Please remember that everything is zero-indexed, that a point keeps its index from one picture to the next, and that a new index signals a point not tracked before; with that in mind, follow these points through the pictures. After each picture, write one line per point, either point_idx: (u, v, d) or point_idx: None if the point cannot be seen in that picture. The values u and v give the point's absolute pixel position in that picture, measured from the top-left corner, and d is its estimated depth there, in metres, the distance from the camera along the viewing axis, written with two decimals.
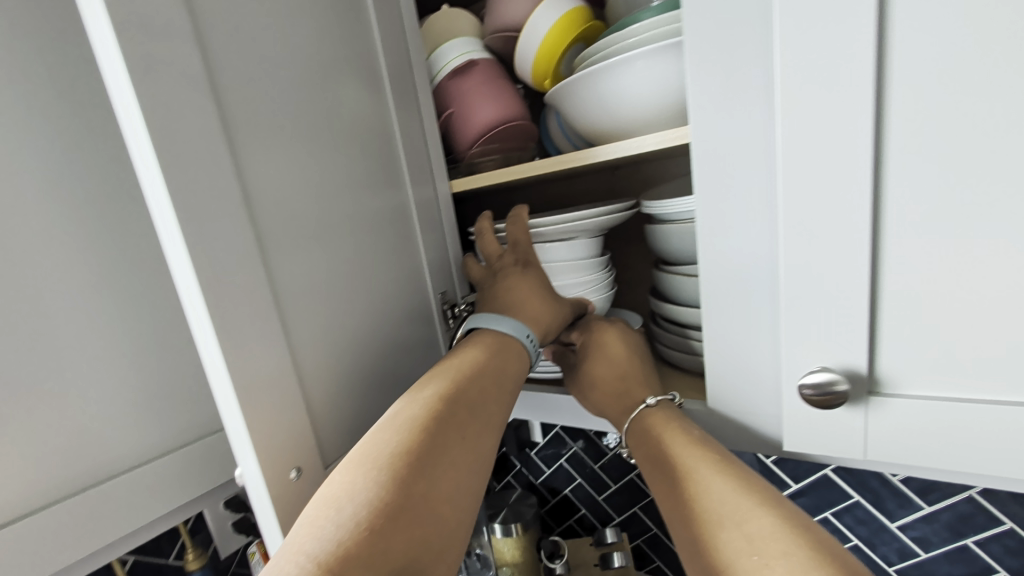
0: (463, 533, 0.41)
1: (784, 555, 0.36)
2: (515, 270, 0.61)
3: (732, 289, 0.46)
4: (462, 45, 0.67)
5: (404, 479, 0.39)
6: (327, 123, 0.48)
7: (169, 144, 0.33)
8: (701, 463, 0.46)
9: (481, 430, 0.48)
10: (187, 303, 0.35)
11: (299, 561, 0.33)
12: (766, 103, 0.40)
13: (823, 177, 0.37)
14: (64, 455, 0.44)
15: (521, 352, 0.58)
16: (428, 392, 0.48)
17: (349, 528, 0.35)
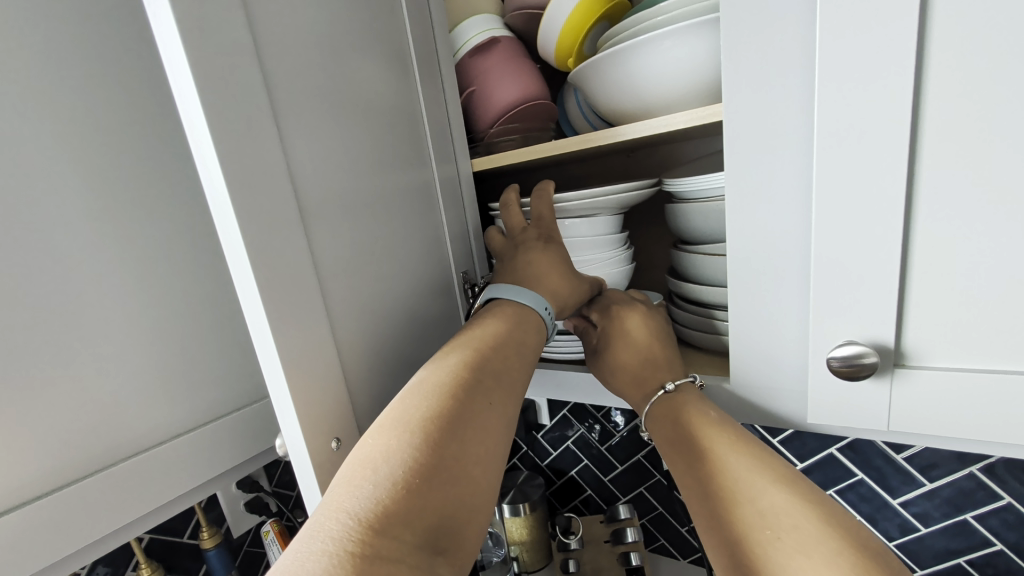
0: (492, 492, 0.43)
1: (794, 529, 0.37)
2: (536, 243, 0.62)
3: (760, 265, 0.47)
4: (483, 22, 0.66)
5: (436, 441, 0.40)
6: (359, 97, 0.48)
7: (219, 110, 0.33)
8: (716, 436, 0.46)
9: (504, 397, 0.49)
10: (235, 272, 0.35)
11: (341, 519, 0.34)
12: (803, 80, 0.40)
13: (861, 152, 0.38)
14: (98, 428, 0.45)
15: (540, 324, 0.58)
16: (452, 360, 0.48)
17: (387, 488, 0.36)
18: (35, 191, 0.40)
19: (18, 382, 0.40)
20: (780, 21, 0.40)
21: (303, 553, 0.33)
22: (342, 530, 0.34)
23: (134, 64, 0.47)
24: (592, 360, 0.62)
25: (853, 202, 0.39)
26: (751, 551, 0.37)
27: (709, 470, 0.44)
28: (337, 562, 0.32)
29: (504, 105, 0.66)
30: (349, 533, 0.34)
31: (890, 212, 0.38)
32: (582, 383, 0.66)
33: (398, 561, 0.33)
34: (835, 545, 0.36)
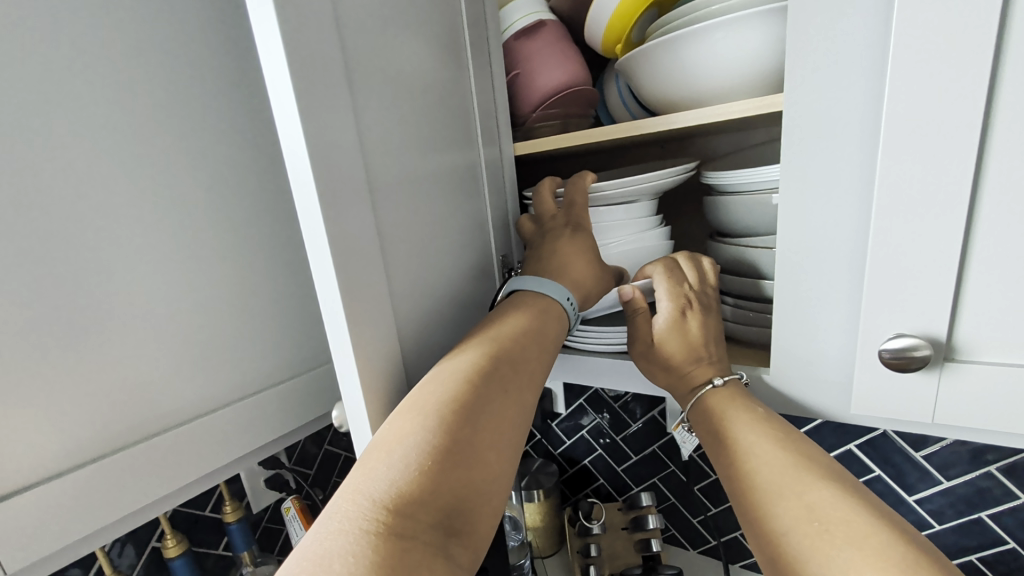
0: (510, 474, 0.43)
1: (844, 523, 0.37)
2: (563, 231, 0.61)
3: (807, 259, 0.47)
4: (527, 6, 0.65)
5: (453, 424, 0.40)
6: (421, 76, 0.48)
7: (302, 81, 0.33)
8: (757, 435, 0.46)
9: (524, 382, 0.48)
10: (310, 242, 0.36)
11: (361, 501, 0.35)
12: (869, 76, 0.41)
13: (927, 147, 0.38)
14: (152, 391, 0.46)
15: (561, 316, 0.57)
16: (470, 346, 0.48)
17: (403, 471, 0.37)
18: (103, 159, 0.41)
19: (81, 342, 0.41)
20: (850, 16, 0.40)
21: (324, 532, 0.34)
22: (359, 510, 0.34)
23: (198, 35, 0.48)
24: (635, 346, 0.58)
25: (913, 199, 0.40)
26: (794, 542, 0.37)
27: (754, 467, 0.44)
28: (356, 540, 0.33)
29: (549, 90, 0.65)
30: (366, 514, 0.34)
31: (950, 208, 0.39)
32: (614, 370, 0.65)
33: (413, 540, 0.34)
34: (885, 535, 0.35)
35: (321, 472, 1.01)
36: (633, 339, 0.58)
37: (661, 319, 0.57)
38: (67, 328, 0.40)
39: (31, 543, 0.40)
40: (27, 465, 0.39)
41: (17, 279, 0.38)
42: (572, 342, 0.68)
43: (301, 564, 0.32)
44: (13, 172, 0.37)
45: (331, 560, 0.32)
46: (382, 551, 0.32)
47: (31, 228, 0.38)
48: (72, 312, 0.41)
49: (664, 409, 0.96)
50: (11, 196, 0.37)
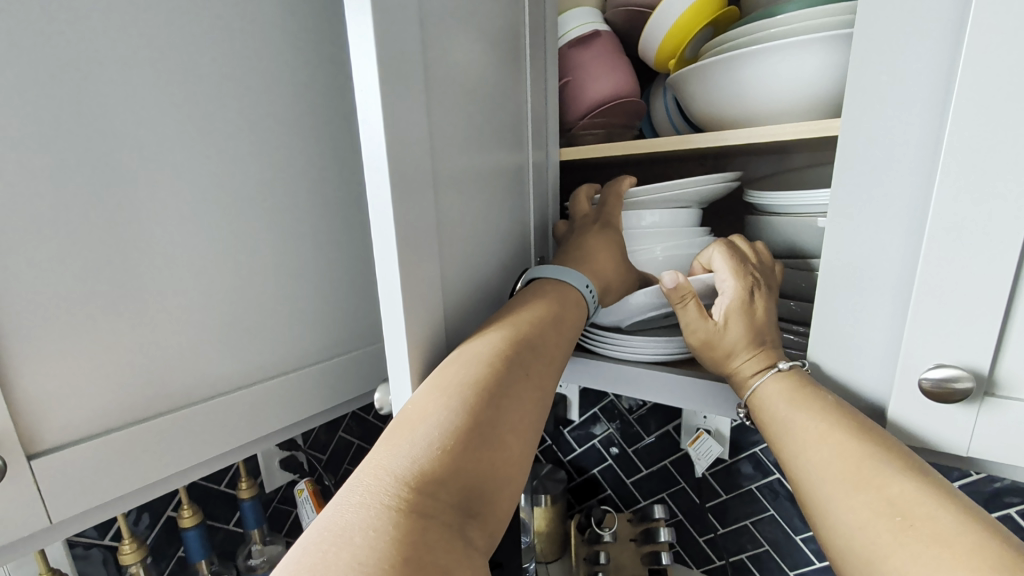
0: (528, 461, 0.41)
1: (930, 517, 0.34)
2: (591, 227, 0.62)
3: (851, 281, 0.45)
4: (582, 16, 0.67)
5: (474, 407, 0.39)
6: (485, 74, 0.50)
7: (386, 75, 0.35)
8: (817, 423, 0.42)
9: (544, 371, 0.47)
10: (376, 228, 0.38)
11: (382, 476, 0.33)
12: (937, 90, 0.38)
13: (996, 171, 0.36)
14: (199, 362, 0.47)
15: (580, 302, 0.56)
16: (493, 331, 0.46)
17: (424, 449, 0.35)
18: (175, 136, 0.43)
19: (142, 309, 0.43)
20: (921, 28, 0.38)
21: (345, 505, 0.32)
22: (381, 485, 0.33)
23: (274, 22, 0.50)
24: (694, 330, 0.53)
25: (974, 223, 0.37)
26: (876, 540, 0.35)
27: (819, 459, 0.41)
28: (377, 514, 0.31)
29: (597, 99, 0.66)
30: (388, 489, 0.32)
31: (1010, 238, 0.36)
32: (641, 379, 0.64)
33: (433, 519, 0.32)
34: (973, 527, 0.32)
35: (333, 459, 1.02)
36: (690, 324, 0.53)
37: (726, 301, 0.52)
38: (130, 293, 0.42)
39: (78, 494, 0.41)
40: (82, 421, 0.41)
41: (92, 239, 0.40)
42: (600, 348, 0.68)
43: (322, 537, 0.30)
44: (98, 138, 0.39)
45: (353, 533, 0.30)
46: (404, 527, 0.30)
47: (108, 193, 0.40)
48: (137, 279, 0.43)
49: (680, 424, 0.96)
50: (95, 160, 0.39)
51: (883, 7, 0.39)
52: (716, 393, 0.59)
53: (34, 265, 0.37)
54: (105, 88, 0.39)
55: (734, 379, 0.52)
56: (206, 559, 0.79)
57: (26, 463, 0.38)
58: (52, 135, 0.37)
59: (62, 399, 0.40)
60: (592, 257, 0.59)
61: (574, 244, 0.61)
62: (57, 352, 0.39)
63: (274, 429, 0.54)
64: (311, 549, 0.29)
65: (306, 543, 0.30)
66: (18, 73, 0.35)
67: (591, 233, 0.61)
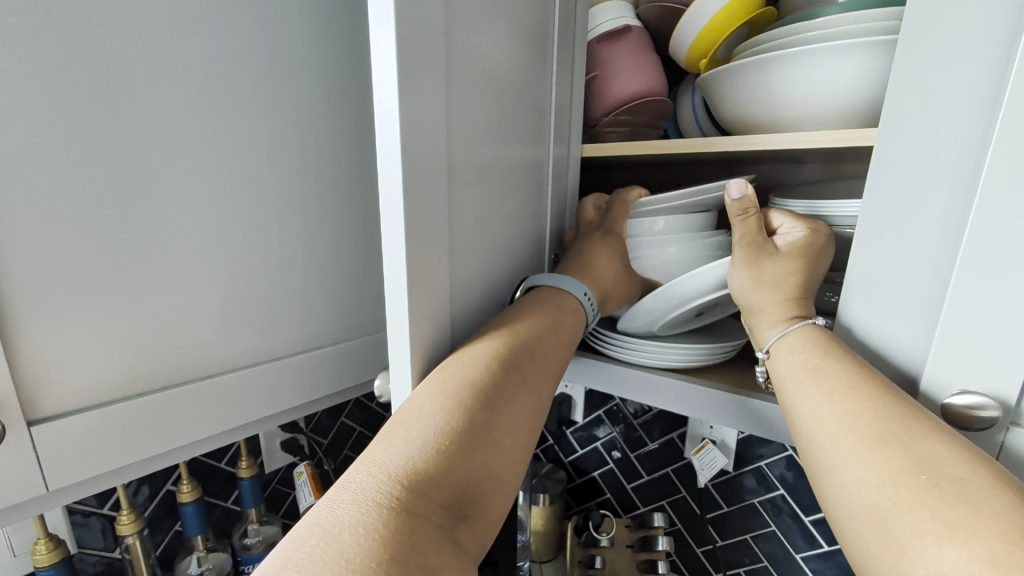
0: (521, 466, 0.40)
1: (961, 480, 0.30)
2: (593, 235, 0.61)
3: (882, 293, 0.43)
4: (613, 10, 0.65)
5: (471, 412, 0.38)
6: (509, 65, 0.48)
7: (405, 54, 0.33)
8: (844, 382, 0.39)
9: (541, 375, 0.46)
10: (387, 213, 0.36)
11: (377, 474, 0.32)
12: (981, 110, 0.36)
13: None
14: (200, 338, 0.47)
15: (578, 309, 0.55)
16: (491, 335, 0.45)
17: (420, 448, 0.34)
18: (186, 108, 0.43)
19: (145, 281, 0.42)
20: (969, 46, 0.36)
21: (336, 500, 0.31)
22: (374, 483, 0.32)
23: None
24: (742, 251, 0.50)
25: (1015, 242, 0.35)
26: (895, 496, 0.31)
27: (848, 410, 0.38)
28: (370, 511, 0.30)
29: (623, 96, 0.65)
30: (380, 486, 0.31)
31: None
32: (650, 384, 0.63)
33: (423, 517, 0.31)
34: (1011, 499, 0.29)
35: (334, 444, 1.02)
36: (739, 245, 0.50)
37: (785, 242, 0.51)
38: (134, 265, 0.42)
39: (75, 463, 0.41)
40: (79, 391, 0.40)
41: (101, 210, 0.39)
42: (608, 350, 0.67)
43: (311, 531, 0.29)
44: (111, 107, 0.39)
45: (342, 529, 0.29)
46: (396, 525, 0.30)
47: (119, 163, 0.40)
48: (141, 252, 0.42)
49: (685, 432, 0.94)
50: (106, 126, 0.39)
51: (929, 18, 0.38)
52: (727, 403, 0.58)
53: (42, 233, 0.37)
54: (123, 59, 0.39)
55: (759, 317, 0.51)
56: (202, 535, 0.79)
57: (24, 428, 0.38)
58: (66, 102, 0.36)
59: (62, 369, 0.39)
60: (592, 262, 0.58)
61: (577, 250, 0.60)
62: (60, 322, 0.39)
63: (274, 410, 0.54)
64: (300, 542, 0.28)
65: (295, 536, 0.29)
66: (35, 38, 0.35)
67: (595, 240, 0.60)
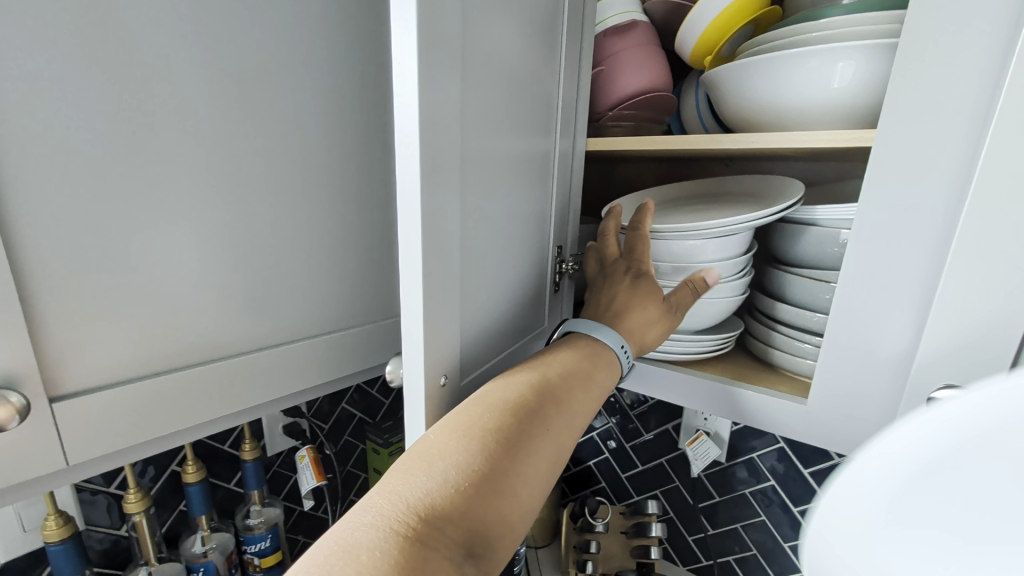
0: (535, 510, 0.40)
1: None
2: (624, 277, 0.59)
3: (873, 289, 0.48)
4: (621, 4, 0.66)
5: (493, 455, 0.37)
6: (521, 55, 0.49)
7: (424, 47, 0.34)
8: None
9: (568, 424, 0.45)
10: (404, 203, 0.38)
11: (396, 503, 0.33)
12: (972, 113, 0.41)
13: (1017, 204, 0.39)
14: (210, 321, 0.48)
15: (613, 362, 0.53)
16: (521, 376, 0.45)
17: (440, 485, 0.35)
18: (201, 93, 0.43)
19: (162, 262, 0.43)
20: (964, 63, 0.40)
21: (356, 521, 0.33)
22: (392, 510, 0.33)
23: None
24: None
25: (994, 248, 0.41)
26: None
27: None
28: (385, 537, 0.31)
29: (629, 92, 0.66)
30: (398, 514, 0.33)
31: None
32: (648, 375, 0.66)
33: (434, 550, 0.32)
34: None
35: (335, 429, 1.04)
36: None
37: None
38: (150, 248, 0.42)
39: (95, 440, 0.42)
40: (98, 370, 0.41)
41: (121, 190, 0.40)
42: None
43: (331, 547, 0.31)
44: (130, 91, 0.39)
45: (359, 551, 0.30)
46: (406, 556, 0.31)
47: (137, 147, 0.40)
48: (158, 236, 0.43)
49: (680, 424, 0.96)
50: (125, 110, 0.39)
51: (925, 38, 0.42)
52: (724, 395, 0.60)
53: (66, 211, 0.38)
54: (144, 39, 0.39)
55: None
56: (206, 515, 0.81)
57: (47, 405, 0.39)
58: (88, 84, 0.37)
59: (82, 345, 0.40)
60: (627, 308, 0.56)
61: (606, 296, 0.58)
62: (82, 299, 0.40)
63: (281, 393, 0.55)
64: (320, 559, 0.30)
65: (315, 552, 0.31)
66: (60, 16, 0.35)
67: (625, 283, 0.58)
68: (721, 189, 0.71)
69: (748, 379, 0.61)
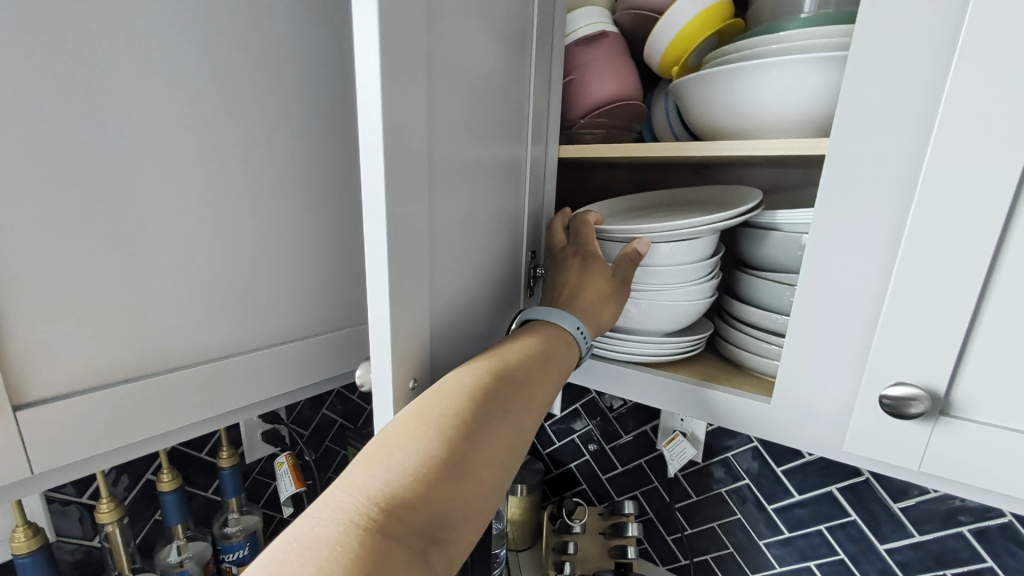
0: (497, 492, 0.41)
1: None
2: (572, 260, 0.61)
3: (831, 290, 0.49)
4: (591, 15, 0.67)
5: (451, 442, 0.38)
6: (490, 64, 0.50)
7: (387, 59, 0.35)
8: None
9: (526, 407, 0.46)
10: (369, 210, 0.38)
11: (356, 496, 0.34)
12: (920, 120, 0.43)
13: (959, 209, 0.41)
14: (180, 327, 0.48)
15: (571, 344, 0.55)
16: (477, 364, 0.46)
17: (399, 474, 0.35)
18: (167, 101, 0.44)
19: (129, 269, 0.44)
20: (908, 74, 0.42)
21: (317, 518, 0.33)
22: (352, 503, 0.33)
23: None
24: None
25: (938, 250, 0.42)
26: None
27: None
28: (345, 531, 0.32)
29: (600, 100, 0.67)
30: (358, 507, 0.33)
31: (967, 265, 0.41)
32: (620, 376, 0.67)
33: (397, 539, 0.33)
34: None
35: (316, 435, 1.04)
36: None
37: None
38: (116, 255, 0.43)
39: (61, 448, 0.42)
40: (64, 378, 0.41)
41: (86, 197, 0.40)
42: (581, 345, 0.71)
43: (291, 545, 0.31)
44: (97, 99, 0.40)
45: (320, 545, 0.31)
46: (368, 547, 0.31)
47: (104, 155, 0.41)
48: (125, 244, 0.43)
49: (658, 425, 0.98)
50: (91, 119, 0.40)
51: (873, 49, 0.43)
52: (692, 395, 0.61)
53: (31, 218, 0.38)
54: (111, 49, 0.40)
55: None
56: (182, 524, 0.80)
57: (11, 413, 0.39)
58: (53, 93, 0.37)
59: (52, 354, 0.40)
60: (578, 287, 0.58)
61: (558, 280, 0.60)
62: (46, 308, 0.40)
63: (252, 400, 0.55)
64: (280, 556, 0.30)
65: (275, 550, 0.31)
66: (23, 25, 0.36)
67: (573, 265, 0.60)
68: (690, 195, 0.72)
69: (717, 379, 0.62)
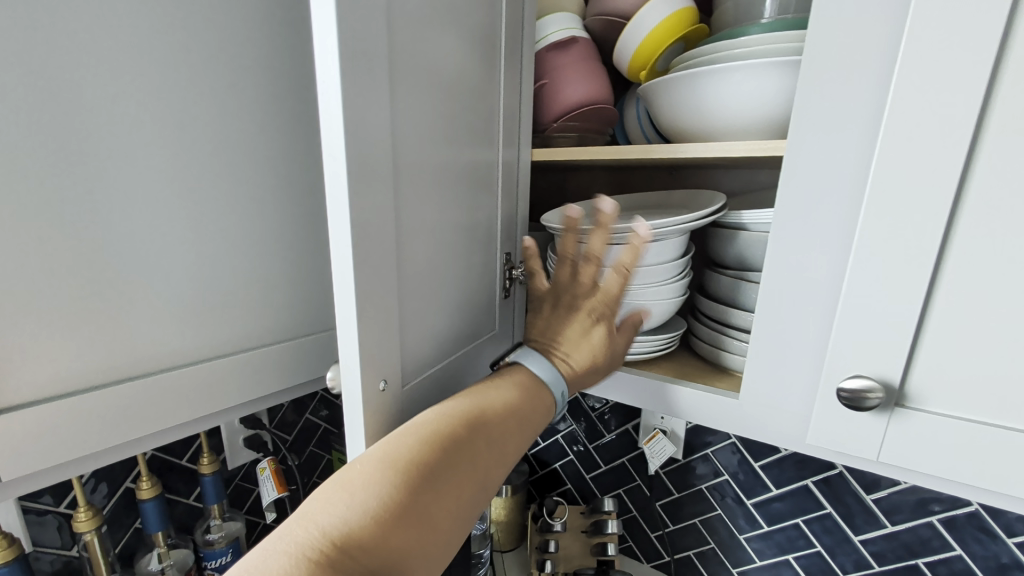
0: (455, 537, 0.42)
1: None
2: (579, 311, 0.60)
3: (791, 287, 0.51)
4: (562, 21, 0.69)
5: (414, 484, 0.39)
6: (456, 71, 0.51)
7: (346, 66, 0.36)
8: None
9: (494, 456, 0.47)
10: (334, 214, 0.39)
11: (312, 531, 0.35)
12: (869, 123, 0.44)
13: (907, 206, 0.42)
14: (149, 333, 0.48)
15: (548, 399, 0.56)
16: (451, 406, 0.47)
17: (357, 512, 0.37)
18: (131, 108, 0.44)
19: (97, 275, 0.44)
20: (856, 79, 0.44)
21: (272, 548, 0.34)
22: (306, 537, 0.35)
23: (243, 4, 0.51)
24: None
25: (888, 247, 0.44)
26: None
27: None
28: (296, 564, 0.33)
29: (571, 104, 0.69)
30: (312, 542, 0.35)
31: (915, 261, 0.43)
32: None
33: None
34: None
35: (300, 440, 1.04)
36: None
37: None
38: (84, 261, 0.43)
39: (29, 455, 0.42)
40: (31, 385, 0.41)
41: (51, 204, 0.40)
42: None
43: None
44: (61, 107, 0.40)
45: None
46: None
47: (69, 162, 0.41)
48: (92, 250, 0.43)
49: (639, 423, 0.99)
50: (56, 126, 0.40)
51: (823, 54, 0.45)
52: (665, 394, 0.63)
53: None
54: (74, 57, 0.40)
55: None
56: (163, 531, 0.80)
57: None
58: (16, 100, 0.38)
59: (18, 359, 0.40)
60: (572, 350, 0.59)
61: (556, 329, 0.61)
62: (11, 315, 0.40)
63: (225, 404, 0.56)
64: None
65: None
66: None
67: (576, 319, 0.60)
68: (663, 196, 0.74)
69: (690, 377, 0.63)
